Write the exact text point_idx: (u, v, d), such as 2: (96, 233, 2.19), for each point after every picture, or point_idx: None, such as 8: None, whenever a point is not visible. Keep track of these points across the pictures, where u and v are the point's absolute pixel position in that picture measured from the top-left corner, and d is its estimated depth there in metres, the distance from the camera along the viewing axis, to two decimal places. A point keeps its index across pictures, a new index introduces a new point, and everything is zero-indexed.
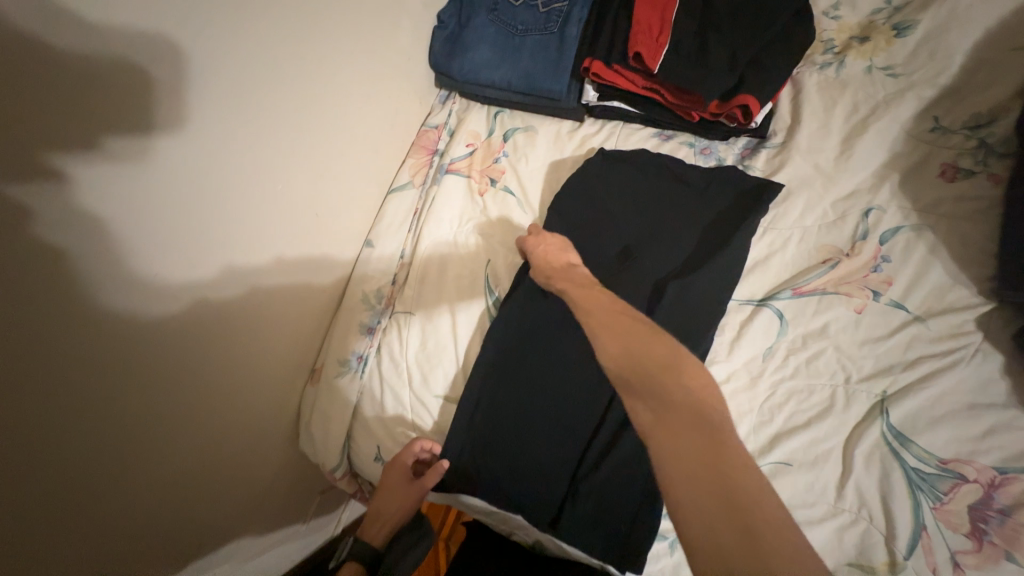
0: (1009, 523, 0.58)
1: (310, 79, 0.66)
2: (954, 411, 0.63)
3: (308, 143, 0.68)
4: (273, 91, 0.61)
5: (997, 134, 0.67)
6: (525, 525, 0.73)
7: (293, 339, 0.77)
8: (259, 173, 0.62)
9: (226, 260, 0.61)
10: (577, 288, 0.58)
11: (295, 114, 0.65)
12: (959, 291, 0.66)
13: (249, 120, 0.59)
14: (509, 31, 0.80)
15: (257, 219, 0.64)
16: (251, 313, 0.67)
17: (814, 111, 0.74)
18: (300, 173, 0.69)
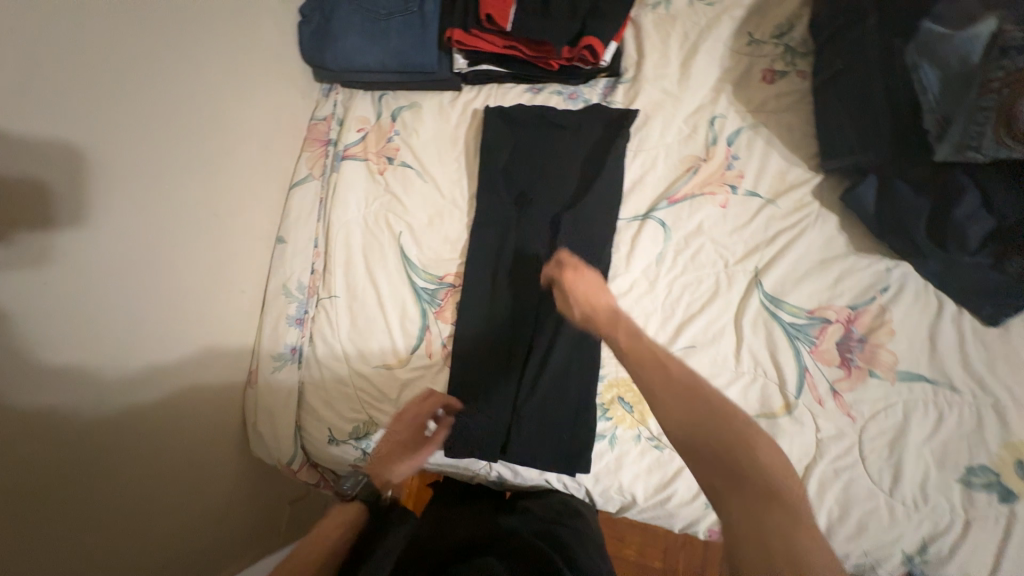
0: (867, 347, 0.71)
1: (191, 128, 0.69)
2: (811, 268, 0.75)
3: (202, 192, 0.72)
4: (162, 155, 0.65)
5: (798, 37, 0.81)
6: (487, 462, 0.77)
7: (217, 351, 0.76)
8: (144, 195, 0.63)
9: (122, 287, 0.61)
10: (627, 338, 0.56)
11: (170, 128, 0.66)
12: (796, 170, 0.77)
13: (148, 191, 0.64)
14: (373, 16, 0.85)
15: (154, 238, 0.65)
16: (178, 368, 0.70)
17: (654, 44, 0.84)
18: (190, 187, 0.70)
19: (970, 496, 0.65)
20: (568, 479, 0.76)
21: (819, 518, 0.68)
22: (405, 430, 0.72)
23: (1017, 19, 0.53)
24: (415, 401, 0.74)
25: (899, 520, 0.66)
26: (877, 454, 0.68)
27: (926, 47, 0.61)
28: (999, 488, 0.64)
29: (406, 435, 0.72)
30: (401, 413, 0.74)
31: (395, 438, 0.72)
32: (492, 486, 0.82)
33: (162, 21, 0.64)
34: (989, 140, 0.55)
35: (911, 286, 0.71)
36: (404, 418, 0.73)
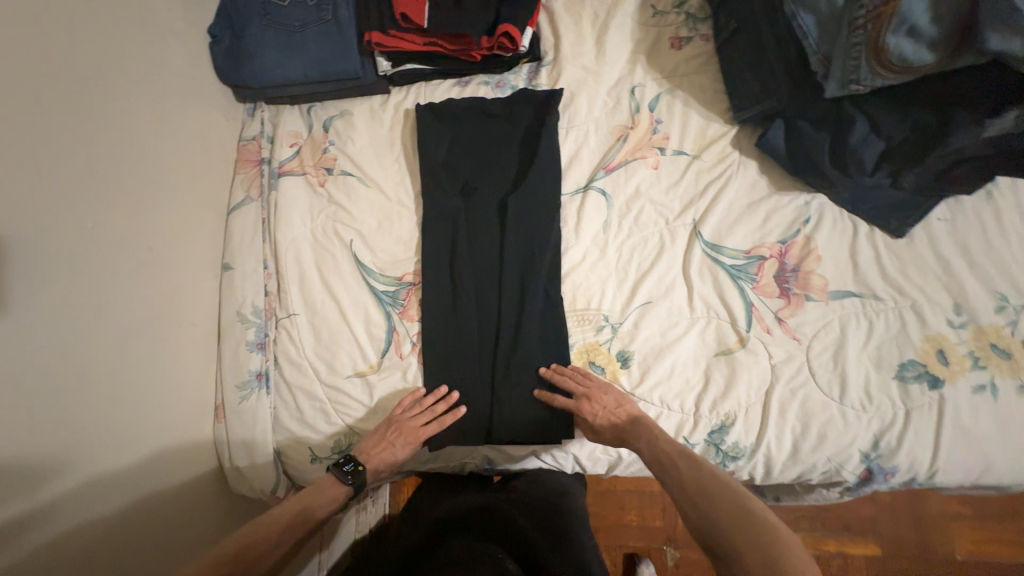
0: (801, 275, 0.78)
1: (109, 166, 0.66)
2: (741, 213, 0.81)
3: (134, 230, 0.69)
4: (81, 198, 0.62)
5: (695, 4, 0.87)
6: (472, 448, 0.79)
7: (175, 390, 0.73)
8: (64, 235, 0.59)
9: (55, 335, 0.57)
10: (651, 449, 0.67)
11: (84, 162, 0.62)
12: (714, 125, 0.84)
13: (70, 238, 0.60)
14: (287, 29, 0.84)
15: (84, 279, 0.61)
16: (134, 416, 0.66)
17: (567, 25, 0.88)
18: (115, 221, 0.66)
19: (905, 390, 0.72)
20: (555, 449, 0.78)
21: (784, 436, 0.73)
22: (405, 434, 0.71)
23: None
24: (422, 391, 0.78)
25: (851, 423, 0.73)
26: (824, 368, 0.74)
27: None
28: (927, 377, 0.72)
29: (405, 439, 0.71)
30: (404, 416, 0.72)
31: (392, 439, 0.71)
32: (484, 472, 0.83)
33: (60, 58, 0.61)
34: (865, 72, 0.63)
35: (828, 215, 0.79)
36: (406, 422, 0.72)
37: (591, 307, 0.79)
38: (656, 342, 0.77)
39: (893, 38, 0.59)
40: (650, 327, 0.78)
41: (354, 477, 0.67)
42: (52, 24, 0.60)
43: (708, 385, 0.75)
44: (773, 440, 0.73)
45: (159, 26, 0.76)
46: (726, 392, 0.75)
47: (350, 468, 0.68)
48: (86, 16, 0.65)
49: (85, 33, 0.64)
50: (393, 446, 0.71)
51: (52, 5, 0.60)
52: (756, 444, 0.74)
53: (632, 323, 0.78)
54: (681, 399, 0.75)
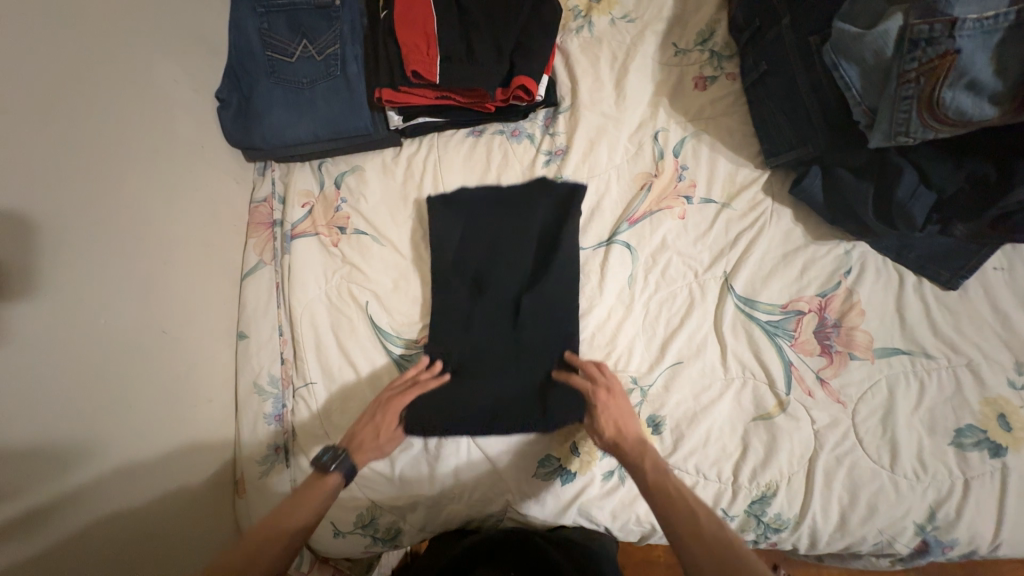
0: (843, 330, 0.73)
1: (121, 252, 0.64)
2: (776, 264, 0.76)
3: (148, 313, 0.67)
4: (94, 291, 0.60)
5: (720, 41, 0.83)
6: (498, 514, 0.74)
7: (195, 473, 0.71)
8: (74, 334, 0.57)
9: (58, 443, 0.55)
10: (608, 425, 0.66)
11: (87, 253, 0.60)
12: (744, 170, 0.79)
13: (84, 336, 0.59)
14: (295, 87, 0.81)
15: (96, 375, 0.59)
16: (156, 501, 0.65)
17: (585, 68, 0.84)
18: (124, 309, 0.64)
19: (963, 457, 0.67)
20: (583, 517, 0.73)
21: (831, 507, 0.69)
22: (388, 410, 0.69)
23: (920, 12, 0.53)
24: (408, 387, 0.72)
25: (905, 494, 0.67)
26: (872, 433, 0.69)
27: (840, 46, 0.61)
28: (988, 444, 0.67)
29: (384, 411, 0.70)
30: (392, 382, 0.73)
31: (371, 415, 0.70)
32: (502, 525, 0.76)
33: (72, 152, 0.59)
34: (916, 124, 0.57)
35: (871, 264, 0.74)
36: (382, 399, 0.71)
37: (618, 369, 0.75)
38: (689, 407, 0.73)
39: (949, 92, 0.53)
40: (682, 390, 0.74)
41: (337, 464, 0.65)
42: (63, 121, 0.58)
43: (746, 453, 0.71)
44: (819, 512, 0.69)
45: (167, 97, 0.74)
46: (766, 462, 0.70)
47: (330, 456, 0.66)
48: (95, 102, 0.63)
49: (95, 120, 0.63)
50: (371, 420, 0.70)
51: (61, 98, 0.59)
52: (801, 516, 0.69)
53: (661, 386, 0.74)
54: (718, 468, 0.71)
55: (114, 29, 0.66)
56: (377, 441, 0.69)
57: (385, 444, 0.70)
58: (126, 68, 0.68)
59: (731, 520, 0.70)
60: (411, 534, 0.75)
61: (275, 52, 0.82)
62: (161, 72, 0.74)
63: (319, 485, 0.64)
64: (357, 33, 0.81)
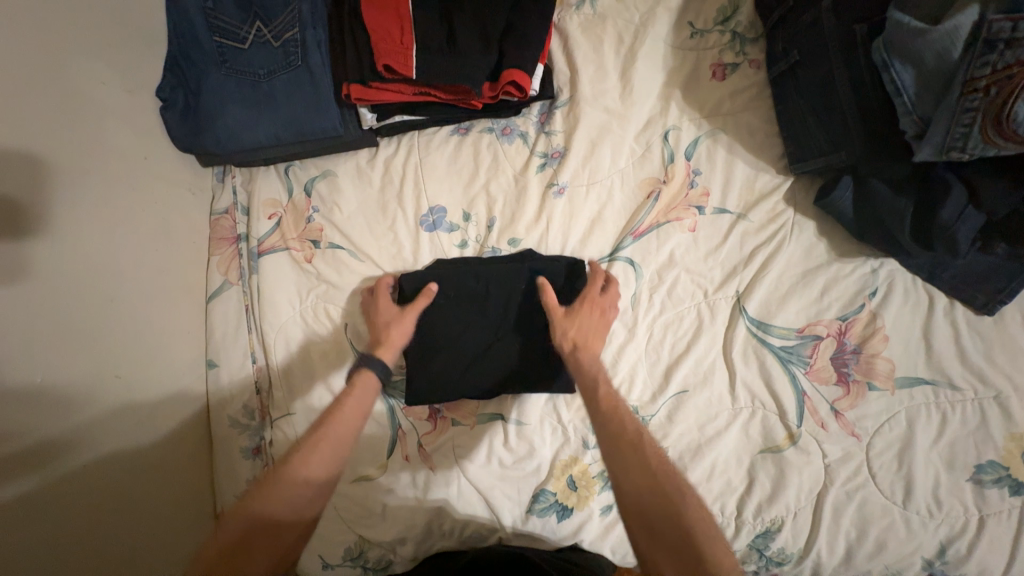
0: (863, 358, 0.67)
1: (58, 293, 0.56)
2: (794, 283, 0.69)
3: (97, 355, 0.60)
4: (28, 344, 0.53)
5: (744, 20, 0.72)
6: (487, 532, 0.69)
7: (183, 473, 0.68)
8: (11, 393, 0.51)
9: (44, 410, 0.54)
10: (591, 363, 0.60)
11: (9, 303, 0.51)
12: (764, 176, 0.70)
13: (26, 393, 0.52)
14: (250, 80, 0.70)
15: (45, 433, 0.54)
16: (139, 548, 0.60)
17: (586, 53, 0.73)
18: (72, 349, 0.57)
19: (981, 494, 0.63)
20: (584, 536, 0.68)
21: (837, 543, 0.66)
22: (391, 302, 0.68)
23: (1003, 6, 0.44)
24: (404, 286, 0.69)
25: (916, 530, 0.64)
26: (887, 469, 0.65)
27: (895, 42, 0.51)
28: (1009, 482, 0.63)
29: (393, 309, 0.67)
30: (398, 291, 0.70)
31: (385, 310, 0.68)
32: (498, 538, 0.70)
33: None
34: (976, 141, 0.48)
35: (899, 285, 0.67)
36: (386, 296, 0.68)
37: None
38: (693, 439, 0.68)
39: None
40: (686, 421, 0.69)
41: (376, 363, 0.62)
42: None
43: (753, 487, 0.67)
44: (824, 548, 0.66)
45: (95, 102, 0.63)
46: (772, 497, 0.67)
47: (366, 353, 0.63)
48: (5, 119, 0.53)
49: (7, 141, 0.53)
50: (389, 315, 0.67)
51: None
52: (806, 550, 0.66)
53: (665, 416, 0.69)
54: (721, 502, 0.68)
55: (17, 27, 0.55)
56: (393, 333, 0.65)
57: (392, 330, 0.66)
58: (38, 71, 0.57)
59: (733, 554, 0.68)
60: (404, 564, 0.72)
61: (224, 37, 0.70)
62: (84, 72, 0.62)
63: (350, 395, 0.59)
64: (319, 15, 0.69)
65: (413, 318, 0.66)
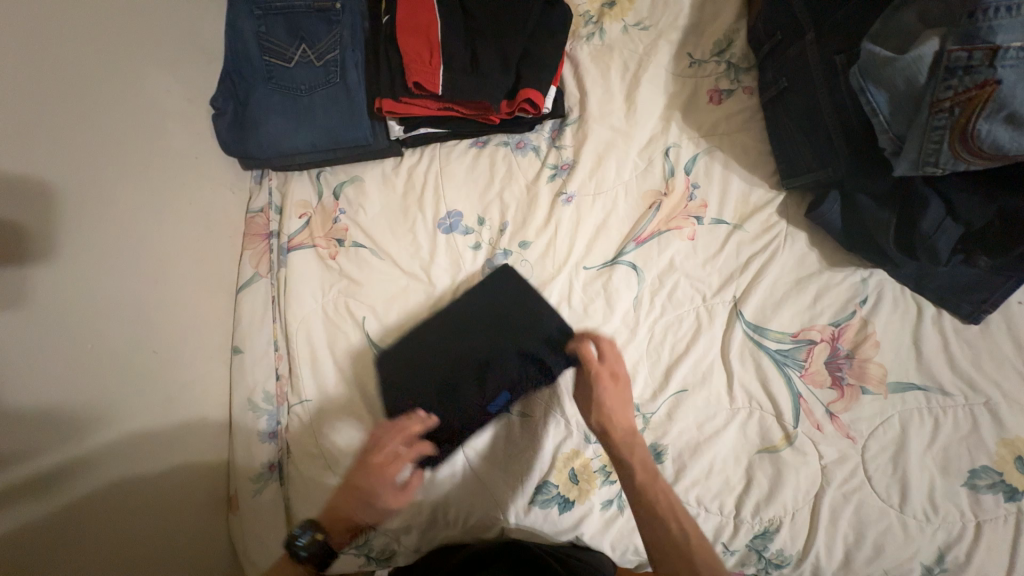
0: (856, 362, 0.70)
1: (111, 274, 0.62)
2: (788, 290, 0.73)
3: (144, 329, 0.66)
4: (88, 314, 0.59)
5: (738, 52, 0.80)
6: (489, 523, 0.70)
7: (191, 475, 0.70)
8: (74, 354, 0.57)
9: (59, 425, 0.56)
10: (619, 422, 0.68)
11: (65, 275, 0.57)
12: (758, 190, 0.76)
13: (85, 356, 0.59)
14: (293, 93, 0.78)
15: (96, 393, 0.60)
16: (160, 508, 0.66)
17: (594, 77, 0.81)
18: (105, 346, 0.61)
19: (976, 500, 0.65)
20: (585, 530, 0.69)
21: (835, 545, 0.66)
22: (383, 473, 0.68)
23: (959, 38, 0.50)
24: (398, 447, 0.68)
25: (913, 535, 0.65)
26: (882, 472, 0.67)
27: (870, 69, 0.57)
28: (1002, 487, 0.64)
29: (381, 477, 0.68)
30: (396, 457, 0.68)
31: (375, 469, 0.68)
32: (501, 531, 0.71)
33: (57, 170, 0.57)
34: (947, 155, 0.53)
35: (887, 293, 0.71)
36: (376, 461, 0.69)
37: None
38: (692, 436, 0.71)
39: (986, 125, 0.50)
40: (686, 419, 0.71)
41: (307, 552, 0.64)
42: (47, 140, 0.56)
43: (751, 487, 0.69)
44: (822, 550, 0.66)
45: (157, 108, 0.71)
46: (770, 497, 0.68)
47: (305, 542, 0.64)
48: (81, 117, 0.60)
49: (80, 137, 0.60)
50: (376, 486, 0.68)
51: (43, 115, 0.56)
52: (804, 553, 0.67)
53: (665, 414, 0.72)
54: (720, 500, 0.69)
55: (98, 39, 0.63)
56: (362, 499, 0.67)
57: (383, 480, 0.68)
58: (113, 79, 0.65)
59: (732, 555, 0.68)
60: (407, 556, 0.73)
61: (273, 56, 0.79)
62: (151, 81, 0.70)
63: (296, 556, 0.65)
64: (358, 38, 0.78)
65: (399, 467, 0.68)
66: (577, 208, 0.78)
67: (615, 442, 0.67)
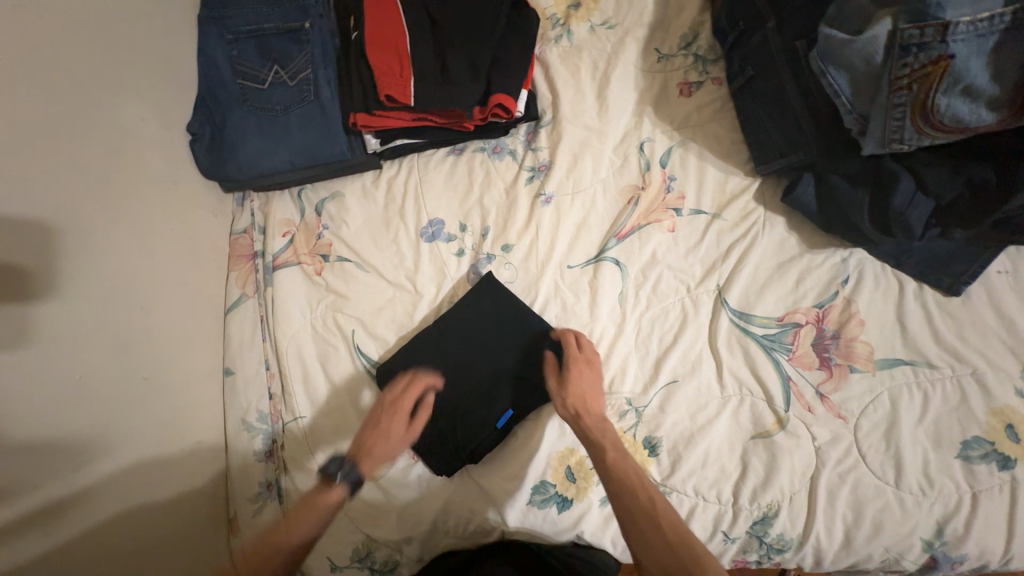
0: (842, 342, 0.70)
1: (102, 305, 0.63)
2: (771, 275, 0.74)
3: (139, 355, 0.67)
4: (81, 345, 0.60)
5: (704, 45, 0.81)
6: (490, 528, 0.70)
7: (189, 503, 0.70)
8: (71, 385, 0.58)
9: (58, 461, 0.56)
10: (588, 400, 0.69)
11: (50, 310, 0.57)
12: (734, 178, 0.76)
13: (82, 386, 0.59)
14: (268, 113, 0.79)
15: (95, 422, 0.60)
16: (164, 533, 0.66)
17: (565, 78, 0.82)
18: (99, 378, 0.61)
19: (971, 471, 0.65)
20: (585, 528, 0.69)
21: (835, 526, 0.66)
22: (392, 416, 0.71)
23: (911, 16, 0.51)
24: (406, 394, 0.72)
25: (911, 510, 0.65)
26: (876, 449, 0.67)
27: (829, 52, 0.58)
28: (996, 457, 0.64)
29: (389, 418, 0.71)
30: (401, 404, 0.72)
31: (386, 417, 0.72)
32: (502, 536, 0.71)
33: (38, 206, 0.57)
34: (911, 130, 0.54)
35: (868, 271, 0.72)
36: (388, 401, 0.72)
37: (613, 391, 0.73)
38: (686, 427, 0.71)
39: (944, 99, 0.51)
40: (678, 410, 0.71)
41: (343, 477, 0.68)
42: (25, 177, 0.56)
43: (747, 474, 0.69)
44: (822, 532, 0.66)
45: (134, 138, 0.72)
46: (767, 482, 0.68)
47: (337, 468, 0.70)
48: (60, 152, 0.61)
49: (59, 171, 0.60)
50: (383, 429, 0.71)
51: (20, 152, 0.56)
52: (804, 536, 0.67)
53: (657, 406, 0.72)
54: (718, 489, 0.69)
55: (72, 71, 0.63)
56: (381, 449, 0.71)
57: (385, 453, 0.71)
58: (89, 112, 0.65)
59: (733, 542, 0.68)
60: (410, 566, 0.73)
61: (246, 79, 0.80)
62: (127, 111, 0.71)
63: (323, 496, 0.67)
64: (328, 56, 0.79)
65: (409, 401, 0.72)
66: (556, 207, 0.78)
67: (611, 469, 0.64)
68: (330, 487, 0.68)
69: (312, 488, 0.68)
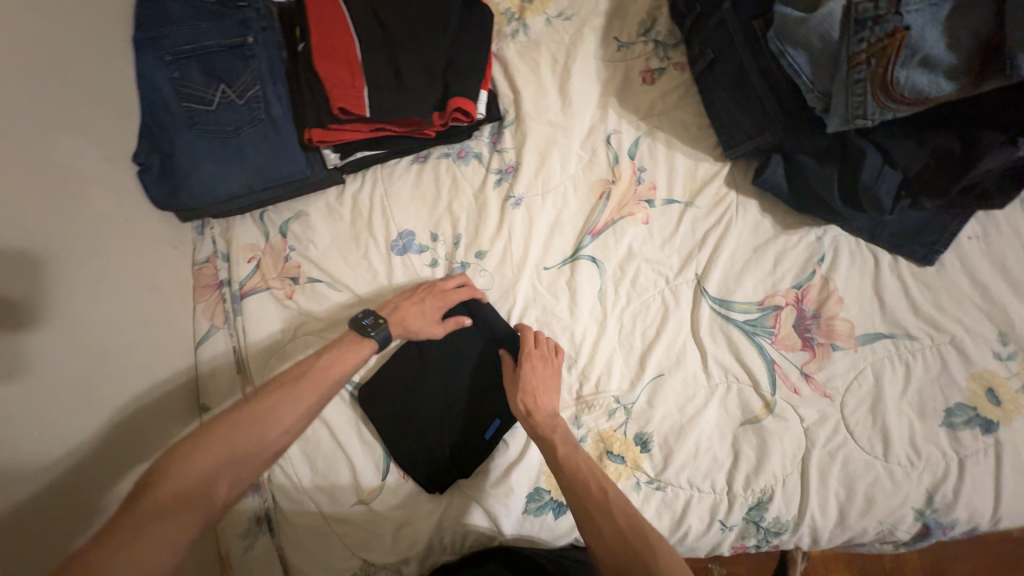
0: (822, 321, 0.70)
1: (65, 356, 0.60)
2: (747, 260, 0.73)
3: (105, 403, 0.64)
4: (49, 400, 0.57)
5: (663, 30, 0.80)
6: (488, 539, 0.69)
7: None
8: (40, 444, 0.55)
9: (35, 502, 0.54)
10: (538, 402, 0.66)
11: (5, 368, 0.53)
12: (704, 164, 0.75)
13: (53, 442, 0.57)
14: (218, 136, 0.75)
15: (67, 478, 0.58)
16: None
17: (525, 74, 0.79)
18: (73, 421, 0.59)
19: (956, 437, 0.65)
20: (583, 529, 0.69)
21: (829, 504, 0.67)
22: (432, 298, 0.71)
23: None
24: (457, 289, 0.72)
25: (900, 482, 0.66)
26: (863, 425, 0.67)
27: (785, 32, 0.57)
28: (979, 421, 0.65)
29: (433, 299, 0.71)
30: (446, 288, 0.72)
31: (425, 299, 0.71)
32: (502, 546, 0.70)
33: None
34: (873, 106, 0.53)
35: (843, 248, 0.71)
36: (438, 287, 0.72)
37: (599, 390, 0.72)
38: (675, 420, 0.70)
39: (903, 71, 0.50)
40: (666, 404, 0.71)
41: (376, 330, 0.66)
42: None
43: (739, 462, 0.69)
44: (817, 512, 0.67)
45: (77, 174, 0.67)
46: (759, 468, 0.68)
47: (371, 322, 0.67)
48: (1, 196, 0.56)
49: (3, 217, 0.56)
50: (420, 304, 0.71)
51: None
52: (800, 517, 0.67)
53: (645, 402, 0.71)
54: (712, 479, 0.69)
55: (13, 104, 0.59)
56: (418, 321, 0.70)
57: (421, 328, 0.71)
58: (28, 150, 0.60)
59: (730, 530, 0.68)
60: None
61: (191, 101, 0.75)
62: (66, 146, 0.66)
63: (356, 346, 0.66)
64: (276, 71, 0.76)
65: (457, 296, 0.71)
66: (527, 209, 0.77)
67: (564, 469, 0.60)
68: (363, 340, 0.66)
69: (343, 338, 0.66)
